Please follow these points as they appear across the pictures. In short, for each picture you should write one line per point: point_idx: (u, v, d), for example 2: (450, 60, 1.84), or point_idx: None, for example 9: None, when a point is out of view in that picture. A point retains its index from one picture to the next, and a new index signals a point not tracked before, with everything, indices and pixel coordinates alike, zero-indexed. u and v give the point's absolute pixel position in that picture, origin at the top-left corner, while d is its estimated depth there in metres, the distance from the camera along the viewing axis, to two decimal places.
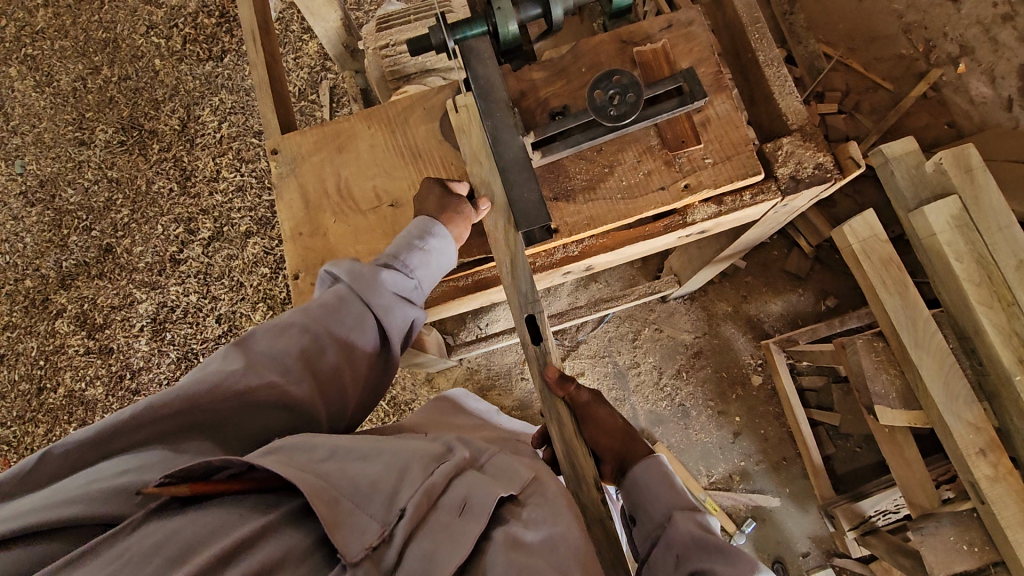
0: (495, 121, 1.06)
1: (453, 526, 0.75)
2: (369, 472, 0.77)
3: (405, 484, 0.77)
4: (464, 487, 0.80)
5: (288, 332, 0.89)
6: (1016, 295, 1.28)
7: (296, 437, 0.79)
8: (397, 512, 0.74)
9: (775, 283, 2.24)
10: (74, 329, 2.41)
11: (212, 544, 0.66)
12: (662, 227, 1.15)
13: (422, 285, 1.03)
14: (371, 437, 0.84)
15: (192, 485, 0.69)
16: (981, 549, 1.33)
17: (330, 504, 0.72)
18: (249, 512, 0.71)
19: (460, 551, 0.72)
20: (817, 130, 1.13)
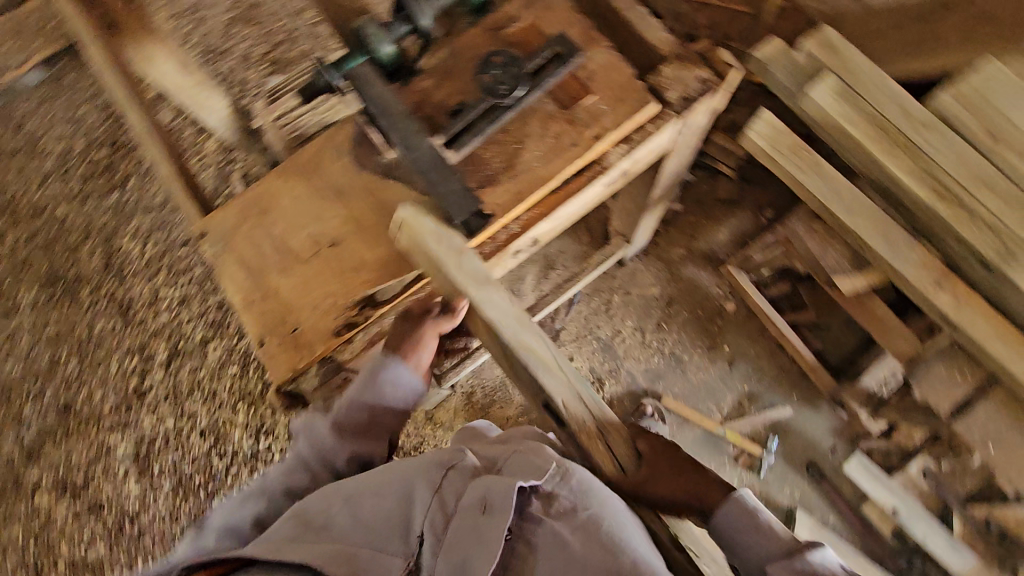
0: (401, 132, 1.12)
1: (478, 527, 0.88)
2: (385, 514, 0.93)
3: (417, 506, 0.94)
4: (480, 490, 0.93)
5: (311, 422, 1.08)
6: (910, 137, 1.39)
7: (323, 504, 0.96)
8: (416, 540, 0.90)
9: (714, 214, 2.36)
10: (54, 498, 2.27)
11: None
12: (587, 179, 1.18)
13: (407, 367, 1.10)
14: (382, 470, 1.01)
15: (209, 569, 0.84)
16: (971, 372, 1.41)
17: (350, 558, 0.88)
18: None
19: (488, 553, 0.85)
20: (687, 50, 1.22)
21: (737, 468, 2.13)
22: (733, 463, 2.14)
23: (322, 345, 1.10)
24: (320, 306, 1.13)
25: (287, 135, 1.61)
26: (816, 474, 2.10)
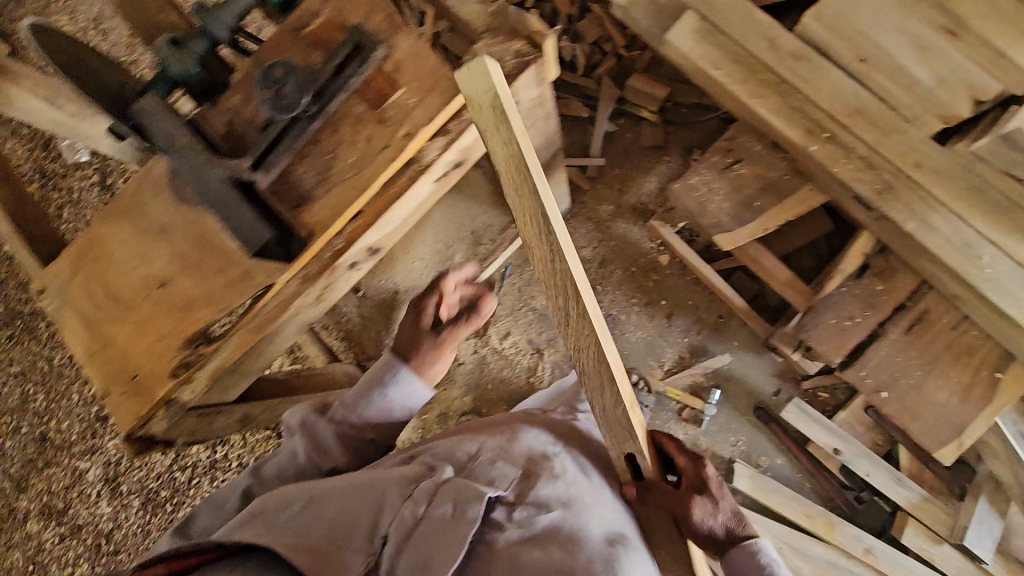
0: (190, 166, 1.07)
1: (446, 531, 0.96)
2: (352, 514, 1.03)
3: (383, 514, 1.02)
4: (451, 495, 1.00)
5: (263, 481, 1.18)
6: (778, 72, 1.26)
7: (275, 499, 1.09)
8: (379, 540, 1.00)
9: (642, 163, 2.27)
10: (39, 523, 2.35)
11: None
12: (406, 181, 1.11)
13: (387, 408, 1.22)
14: (354, 477, 1.10)
15: (169, 564, 0.98)
16: (865, 317, 1.30)
17: (317, 555, 1.00)
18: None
19: (446, 558, 0.94)
20: (503, 22, 1.13)
21: (681, 422, 2.10)
22: (677, 418, 2.11)
23: (160, 390, 1.10)
24: (154, 349, 1.11)
25: None
26: (764, 416, 2.03)
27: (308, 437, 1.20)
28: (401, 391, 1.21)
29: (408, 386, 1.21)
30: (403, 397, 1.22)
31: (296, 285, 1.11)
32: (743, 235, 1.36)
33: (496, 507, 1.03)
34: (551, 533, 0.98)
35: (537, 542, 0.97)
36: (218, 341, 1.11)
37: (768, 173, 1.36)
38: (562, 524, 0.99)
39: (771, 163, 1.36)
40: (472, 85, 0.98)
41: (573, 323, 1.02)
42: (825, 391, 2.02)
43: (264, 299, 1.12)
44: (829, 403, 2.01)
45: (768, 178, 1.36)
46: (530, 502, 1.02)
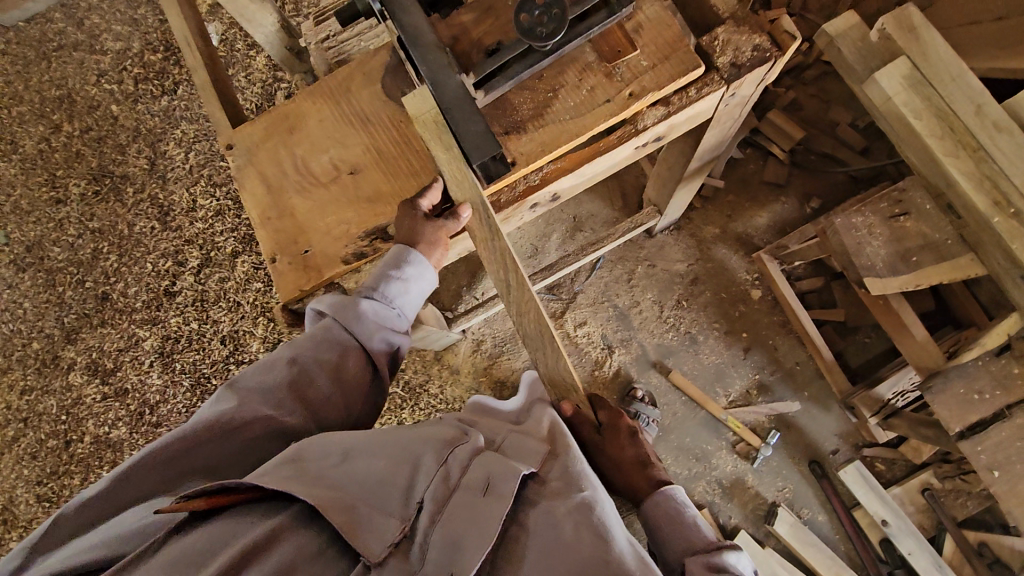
0: (429, 65, 1.06)
1: (479, 504, 0.87)
2: (382, 469, 0.91)
3: (419, 478, 0.91)
4: (483, 467, 0.91)
5: (273, 366, 1.02)
6: (981, 140, 1.26)
7: (312, 443, 0.93)
8: (415, 506, 0.88)
9: (758, 196, 2.27)
10: (88, 378, 2.46)
11: (225, 552, 0.79)
12: (616, 140, 1.15)
13: (401, 309, 1.14)
14: (387, 432, 0.98)
15: (209, 499, 0.83)
16: (992, 395, 1.34)
17: (349, 511, 0.85)
18: (261, 517, 0.85)
19: (484, 534, 0.83)
20: (749, 13, 1.13)
21: (733, 453, 2.12)
22: (730, 448, 2.13)
23: (331, 271, 1.13)
24: (333, 232, 1.15)
25: (332, 58, 1.80)
26: (817, 471, 2.06)
27: (322, 334, 1.07)
28: (416, 271, 1.11)
29: (423, 268, 1.11)
30: (417, 277, 1.12)
31: (476, 209, 1.09)
32: (892, 285, 1.44)
33: (527, 490, 0.93)
34: (581, 514, 0.87)
35: (570, 521, 0.86)
36: None
37: (932, 234, 1.39)
38: (592, 506, 0.88)
39: (938, 224, 1.38)
40: (416, 108, 1.09)
41: (516, 293, 1.12)
42: (881, 463, 2.05)
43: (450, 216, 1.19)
44: (882, 474, 2.04)
45: (932, 240, 1.39)
46: (560, 481, 0.93)
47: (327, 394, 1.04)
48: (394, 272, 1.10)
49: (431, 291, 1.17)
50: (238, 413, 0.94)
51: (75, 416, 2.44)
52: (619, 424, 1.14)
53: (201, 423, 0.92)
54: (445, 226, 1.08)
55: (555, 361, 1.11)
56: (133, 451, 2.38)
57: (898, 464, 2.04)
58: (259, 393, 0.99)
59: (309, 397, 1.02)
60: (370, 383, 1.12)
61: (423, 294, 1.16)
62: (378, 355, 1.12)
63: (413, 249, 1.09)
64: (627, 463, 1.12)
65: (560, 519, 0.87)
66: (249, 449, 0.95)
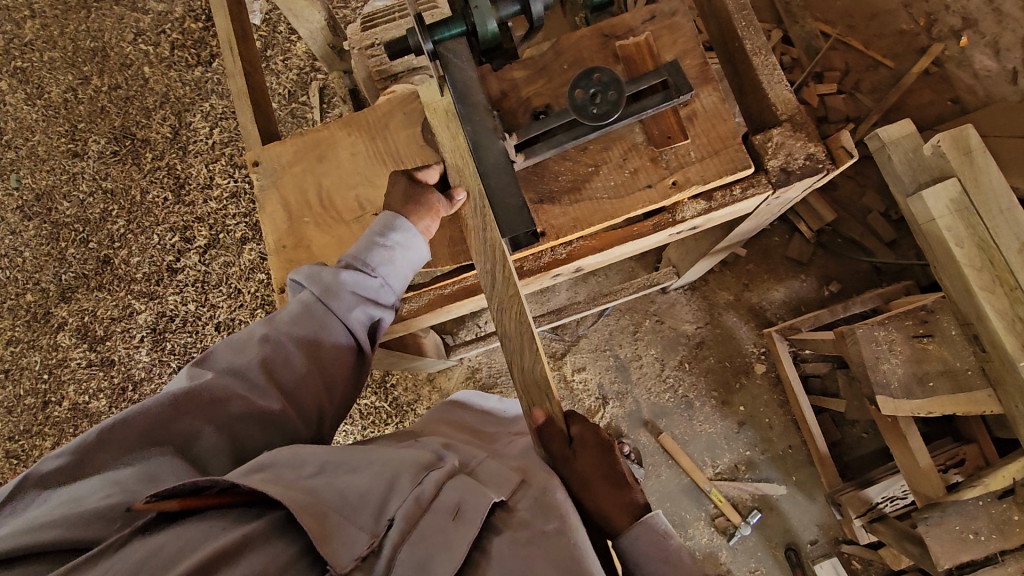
0: (474, 126, 1.02)
1: (447, 529, 0.81)
2: (359, 485, 0.84)
3: (394, 495, 0.84)
4: (457, 492, 0.86)
5: (250, 344, 0.96)
6: (1020, 279, 1.24)
7: (284, 455, 0.87)
8: (385, 522, 0.82)
9: (777, 270, 2.23)
10: (76, 342, 2.43)
11: (191, 556, 0.73)
12: (651, 226, 1.12)
13: (386, 279, 1.05)
14: (360, 450, 0.93)
15: (181, 500, 0.77)
16: (988, 537, 1.32)
17: (321, 518, 0.79)
18: (234, 523, 0.78)
19: (454, 558, 0.78)
20: (808, 119, 1.09)
21: (711, 526, 2.10)
22: (708, 521, 2.11)
23: None
24: None
25: (373, 67, 1.76)
26: (793, 559, 2.03)
27: (299, 309, 1.00)
28: (403, 238, 1.04)
29: (412, 236, 1.05)
30: (404, 246, 1.05)
31: (474, 217, 1.02)
32: (906, 407, 1.38)
33: (497, 516, 0.87)
34: (544, 544, 0.82)
35: (538, 546, 0.82)
36: (413, 291, 1.21)
37: (953, 361, 1.36)
38: (555, 537, 0.83)
39: (960, 352, 1.35)
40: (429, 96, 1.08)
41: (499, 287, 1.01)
42: (858, 563, 2.03)
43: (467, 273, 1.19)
44: (856, 573, 2.02)
45: (951, 366, 1.35)
46: (532, 508, 0.88)
47: (302, 373, 0.96)
48: (378, 240, 1.04)
49: (421, 262, 1.09)
50: (209, 392, 0.89)
51: (56, 379, 2.41)
52: (592, 437, 0.97)
53: (169, 397, 0.87)
54: (438, 204, 1.05)
55: (532, 364, 0.99)
56: None
57: (875, 566, 2.01)
58: (228, 374, 0.92)
59: (282, 377, 0.95)
60: (351, 363, 1.04)
61: (412, 267, 1.08)
62: (360, 332, 1.03)
63: (401, 214, 1.04)
64: (596, 482, 0.93)
65: (527, 544, 0.82)
66: (225, 428, 0.89)
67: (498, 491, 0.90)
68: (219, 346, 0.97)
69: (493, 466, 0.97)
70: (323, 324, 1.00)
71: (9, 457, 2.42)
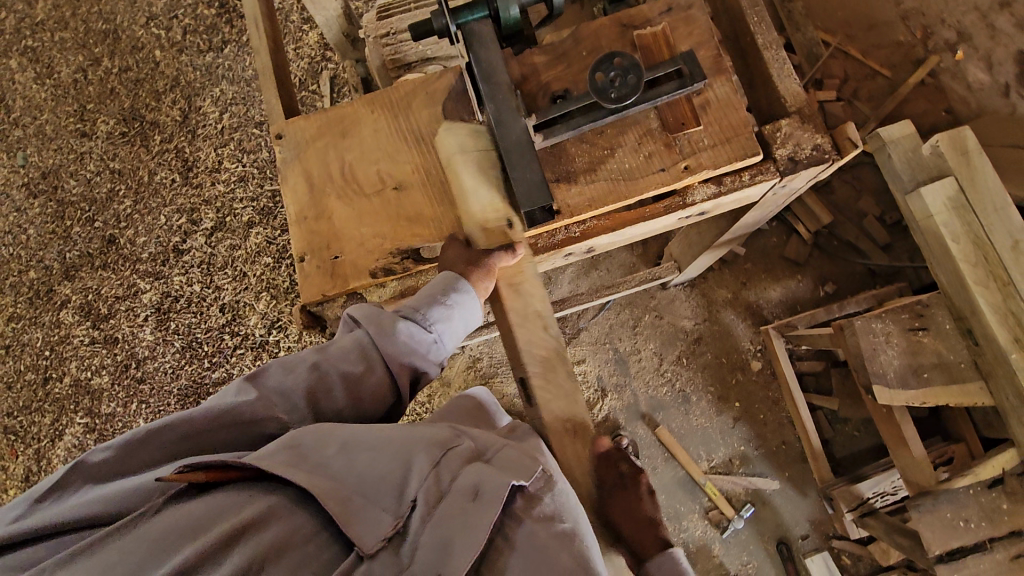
0: (497, 104, 1.06)
1: (466, 511, 0.82)
2: (379, 468, 0.87)
3: (413, 477, 0.87)
4: (475, 475, 0.87)
5: (298, 371, 0.96)
6: (1012, 274, 1.29)
7: (311, 432, 0.89)
8: (408, 504, 0.84)
9: (775, 270, 2.28)
10: (79, 319, 2.43)
11: (220, 525, 0.77)
12: (661, 209, 1.16)
13: (439, 337, 1.06)
14: (380, 429, 0.93)
15: (209, 473, 0.80)
16: (976, 525, 1.36)
17: (342, 502, 0.82)
18: (259, 493, 0.82)
19: (475, 540, 0.79)
20: (815, 111, 1.14)
21: (704, 519, 2.14)
22: (702, 513, 2.14)
23: (357, 282, 1.13)
24: (367, 244, 1.14)
25: (387, 55, 1.80)
26: (784, 553, 2.07)
27: (354, 345, 1.00)
28: (462, 299, 1.06)
29: (469, 297, 1.07)
30: (462, 306, 1.07)
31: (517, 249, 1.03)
32: (901, 397, 1.42)
33: (516, 502, 0.89)
34: (563, 541, 0.86)
35: (557, 545, 0.85)
36: None
37: (946, 354, 1.40)
38: (572, 536, 0.88)
39: (953, 345, 1.39)
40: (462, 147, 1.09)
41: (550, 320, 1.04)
42: (847, 557, 2.07)
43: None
44: (845, 568, 2.06)
45: (945, 359, 1.40)
46: (550, 502, 0.90)
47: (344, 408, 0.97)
48: (439, 297, 1.06)
49: (473, 323, 1.11)
50: (255, 410, 0.90)
51: (58, 355, 2.41)
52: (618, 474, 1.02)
53: (212, 412, 0.87)
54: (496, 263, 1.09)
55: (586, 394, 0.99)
56: (111, 403, 2.35)
57: (864, 561, 2.05)
58: (276, 396, 0.93)
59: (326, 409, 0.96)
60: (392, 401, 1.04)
61: (465, 327, 1.10)
62: (402, 379, 1.03)
63: (464, 277, 1.06)
64: None
65: (546, 541, 0.85)
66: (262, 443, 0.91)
67: (517, 474, 0.89)
68: (272, 365, 0.98)
69: (515, 450, 0.95)
70: (370, 363, 1.00)
71: (6, 433, 2.41)
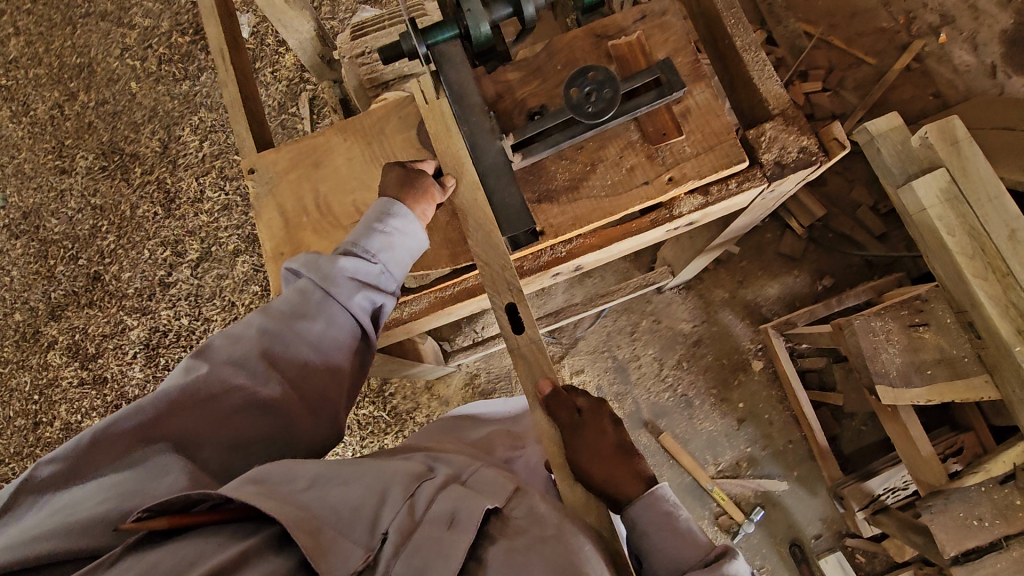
0: (471, 127, 1.04)
1: (443, 538, 0.77)
2: (352, 497, 0.81)
3: (387, 506, 0.81)
4: (450, 502, 0.83)
5: (247, 336, 0.91)
6: (1010, 265, 1.26)
7: (276, 467, 0.82)
8: (380, 536, 0.78)
9: (771, 266, 2.25)
10: (67, 360, 2.39)
11: (187, 574, 0.69)
12: (648, 223, 1.12)
13: (387, 266, 1.01)
14: (350, 461, 0.88)
15: (170, 518, 0.72)
16: (992, 523, 1.33)
17: (314, 533, 0.75)
18: (230, 540, 0.74)
19: (450, 566, 0.74)
20: (799, 112, 1.11)
21: (714, 525, 2.10)
22: (711, 520, 2.11)
23: None
24: None
25: (364, 75, 1.77)
26: (797, 555, 2.04)
27: (297, 299, 0.95)
28: (402, 226, 1.00)
29: (410, 222, 1.01)
30: (403, 233, 1.01)
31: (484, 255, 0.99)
32: (906, 396, 1.40)
33: (491, 523, 0.83)
34: (548, 547, 0.79)
35: (536, 554, 0.77)
36: (413, 294, 1.18)
37: (950, 349, 1.37)
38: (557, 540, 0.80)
39: (956, 340, 1.36)
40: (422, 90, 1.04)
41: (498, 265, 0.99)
42: (861, 556, 2.04)
43: (467, 275, 1.17)
44: (861, 567, 2.02)
45: (947, 354, 1.38)
46: (527, 516, 0.84)
47: (304, 363, 0.92)
48: (376, 227, 1.00)
49: (421, 250, 1.05)
50: (206, 387, 0.84)
51: (48, 398, 2.37)
52: (604, 414, 0.95)
53: (162, 398, 0.82)
54: (432, 190, 1.01)
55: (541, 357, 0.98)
56: None
57: (879, 559, 2.02)
58: (229, 366, 0.88)
59: (283, 368, 0.91)
60: (356, 349, 1.00)
61: (414, 254, 1.04)
62: (364, 319, 0.99)
63: (397, 201, 1.01)
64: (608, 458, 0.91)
65: (524, 554, 0.77)
66: (221, 424, 0.84)
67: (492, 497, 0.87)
68: (217, 337, 0.92)
69: (489, 477, 0.93)
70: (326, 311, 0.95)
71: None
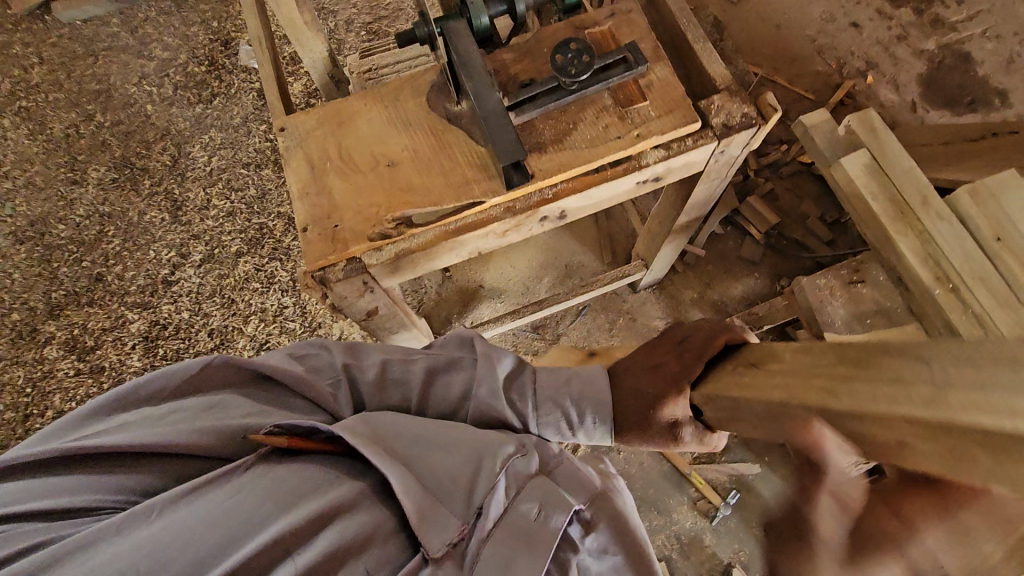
0: (476, 83, 1.25)
1: (530, 528, 0.95)
2: (451, 469, 1.01)
3: (479, 484, 0.99)
4: (538, 494, 1.00)
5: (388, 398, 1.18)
6: (925, 223, 1.49)
7: (382, 432, 1.03)
8: (474, 511, 0.97)
9: (734, 269, 2.49)
10: (63, 354, 2.44)
11: (313, 494, 0.91)
12: (621, 172, 1.32)
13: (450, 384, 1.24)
14: (448, 429, 1.08)
15: (291, 439, 0.96)
16: None
17: (422, 501, 0.95)
18: (348, 475, 0.97)
19: (534, 558, 0.92)
20: (740, 87, 1.36)
21: (692, 509, 2.18)
22: (690, 504, 2.20)
23: (356, 246, 1.24)
24: (363, 211, 1.27)
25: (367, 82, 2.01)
26: None
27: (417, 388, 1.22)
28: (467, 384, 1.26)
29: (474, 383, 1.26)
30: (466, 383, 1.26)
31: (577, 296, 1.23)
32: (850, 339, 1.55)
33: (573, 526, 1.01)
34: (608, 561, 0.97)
35: None
36: (420, 225, 1.26)
37: None
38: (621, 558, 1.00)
39: None
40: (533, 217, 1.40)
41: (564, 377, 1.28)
42: None
43: (471, 211, 1.27)
44: None
45: None
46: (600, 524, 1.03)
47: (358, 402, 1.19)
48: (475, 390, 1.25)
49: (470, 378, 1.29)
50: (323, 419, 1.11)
51: (39, 391, 2.39)
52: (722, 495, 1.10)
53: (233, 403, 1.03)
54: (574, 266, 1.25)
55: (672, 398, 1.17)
56: None
57: None
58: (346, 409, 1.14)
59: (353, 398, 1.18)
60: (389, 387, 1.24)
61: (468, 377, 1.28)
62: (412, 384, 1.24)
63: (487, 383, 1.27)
64: None
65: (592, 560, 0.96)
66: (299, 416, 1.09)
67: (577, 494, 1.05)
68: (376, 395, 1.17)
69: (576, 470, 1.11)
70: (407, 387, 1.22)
71: None
